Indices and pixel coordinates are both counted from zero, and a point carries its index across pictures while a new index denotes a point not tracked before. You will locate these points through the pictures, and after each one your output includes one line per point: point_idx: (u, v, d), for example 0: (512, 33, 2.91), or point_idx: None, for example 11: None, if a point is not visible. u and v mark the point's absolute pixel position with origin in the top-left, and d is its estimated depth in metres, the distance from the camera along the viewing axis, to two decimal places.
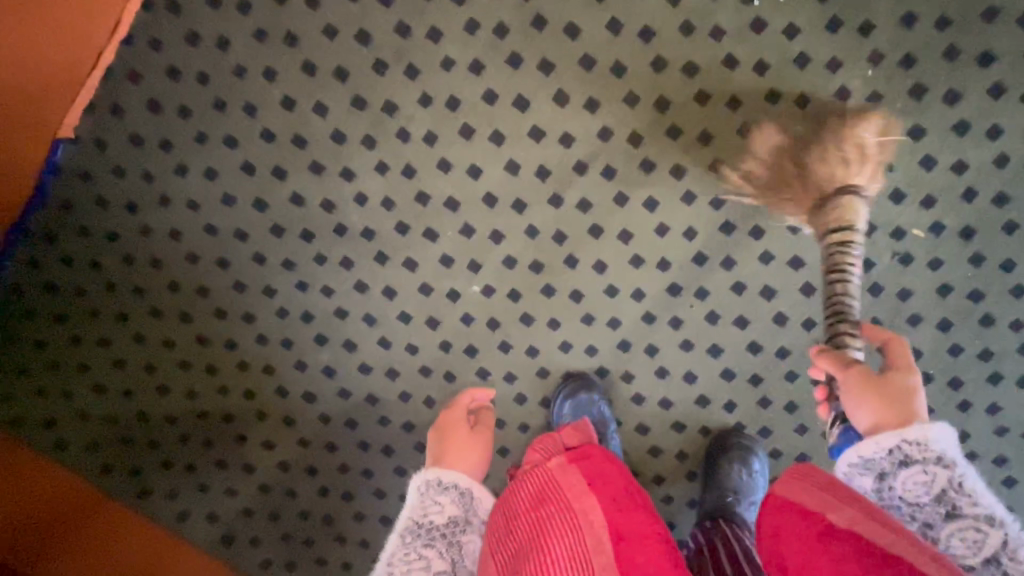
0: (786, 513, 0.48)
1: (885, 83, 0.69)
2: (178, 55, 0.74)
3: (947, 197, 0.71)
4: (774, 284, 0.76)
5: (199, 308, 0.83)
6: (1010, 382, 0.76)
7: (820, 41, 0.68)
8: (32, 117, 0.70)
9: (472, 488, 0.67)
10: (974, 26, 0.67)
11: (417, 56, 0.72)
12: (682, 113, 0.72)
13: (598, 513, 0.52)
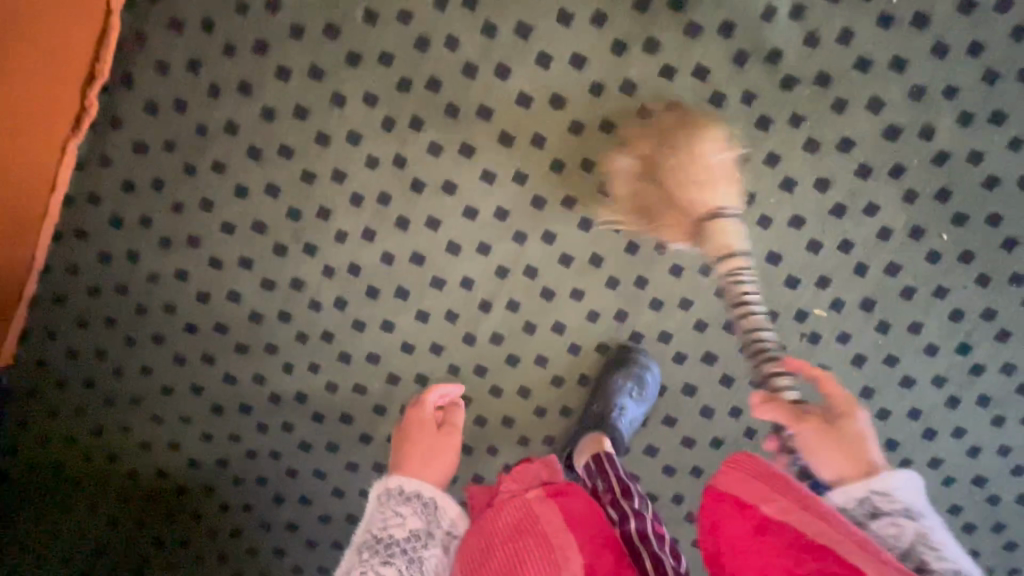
0: (723, 504, 0.74)
1: (719, 154, 1.05)
2: (214, 191, 1.13)
3: (778, 233, 1.12)
4: (671, 326, 1.18)
5: (233, 375, 1.22)
6: (849, 360, 1.19)
7: (668, 146, 1.02)
8: (10, 224, 1.06)
9: (434, 497, 0.88)
10: (772, 135, 1.08)
11: (399, 184, 1.12)
12: (591, 203, 1.12)
13: (575, 552, 0.71)
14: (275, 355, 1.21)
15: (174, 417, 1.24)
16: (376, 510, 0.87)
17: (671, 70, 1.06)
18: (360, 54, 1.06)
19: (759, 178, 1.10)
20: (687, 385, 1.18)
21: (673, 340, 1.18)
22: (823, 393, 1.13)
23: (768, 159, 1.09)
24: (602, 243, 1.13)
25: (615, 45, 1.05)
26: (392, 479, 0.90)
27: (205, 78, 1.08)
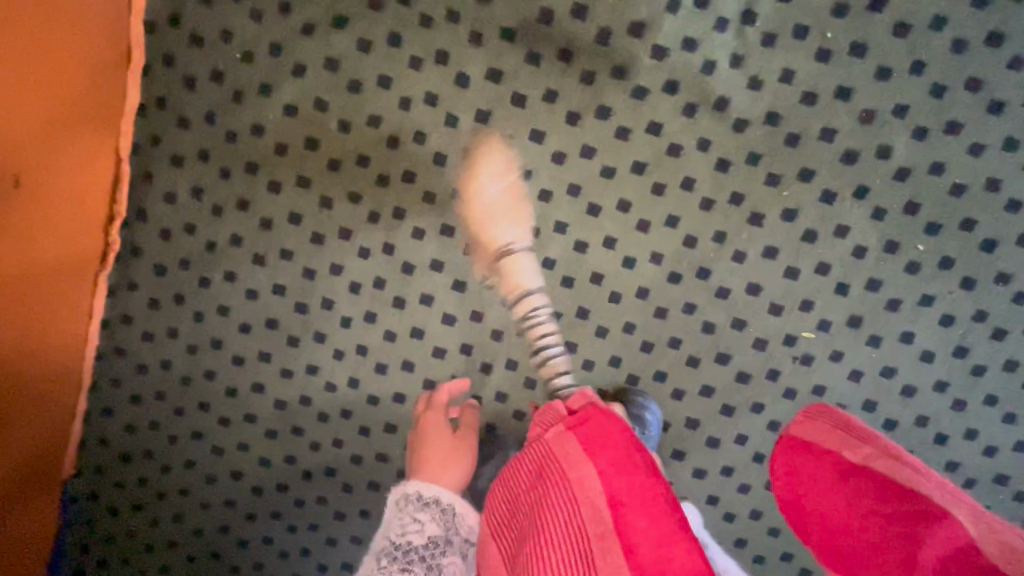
0: (803, 453, 0.52)
1: (800, 123, 0.82)
2: (203, 265, 0.94)
3: (893, 214, 0.83)
4: (759, 337, 0.90)
5: (251, 466, 1.03)
6: (1001, 368, 0.87)
7: (734, 144, 0.83)
8: (58, 332, 0.89)
9: (452, 503, 0.79)
10: (873, 87, 0.80)
11: (414, 217, 0.90)
12: (642, 207, 0.87)
13: (596, 482, 0.54)
14: (302, 438, 1.01)
15: (194, 509, 1.05)
16: (392, 517, 0.77)
17: (741, 60, 0.80)
18: (358, 80, 0.85)
19: (867, 137, 0.81)
20: (787, 405, 0.91)
21: (782, 375, 0.90)
22: (955, 409, 0.89)
23: (913, 135, 0.80)
24: (683, 261, 0.88)
25: (679, 49, 0.79)
26: (411, 483, 0.80)
27: (194, 138, 0.88)
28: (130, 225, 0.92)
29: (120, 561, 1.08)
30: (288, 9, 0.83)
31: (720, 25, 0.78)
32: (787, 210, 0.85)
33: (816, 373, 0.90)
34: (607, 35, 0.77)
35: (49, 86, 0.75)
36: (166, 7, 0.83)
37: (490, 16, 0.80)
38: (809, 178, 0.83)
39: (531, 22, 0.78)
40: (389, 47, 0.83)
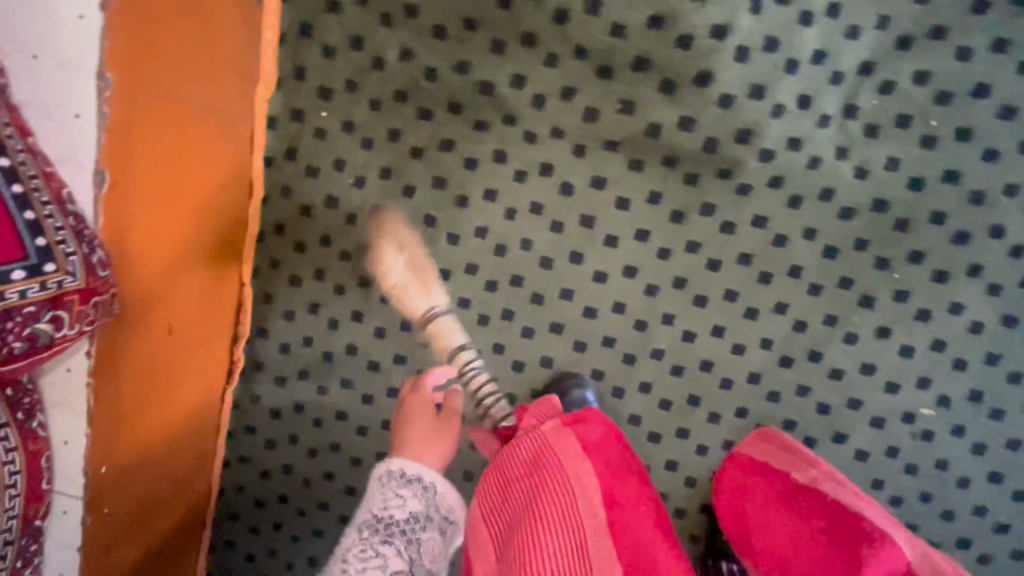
0: (756, 472, 0.69)
1: (907, 209, 0.83)
2: (322, 375, 0.98)
3: (1010, 289, 0.83)
4: (877, 414, 0.90)
5: None
6: None
7: (841, 232, 0.85)
8: (198, 447, 0.96)
9: (434, 481, 0.78)
10: (982, 170, 0.80)
11: (523, 318, 0.93)
12: (750, 296, 0.89)
13: (590, 475, 0.62)
14: None
15: None
16: (373, 492, 0.76)
17: (845, 151, 0.81)
18: (464, 195, 0.89)
19: (977, 218, 0.82)
20: (908, 479, 0.91)
21: (902, 452, 0.90)
22: None
23: None
24: (794, 345, 0.90)
25: (785, 149, 0.81)
26: (394, 460, 0.79)
27: (309, 259, 0.93)
28: (251, 343, 0.96)
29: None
30: (396, 136, 0.86)
31: (823, 122, 0.80)
32: (898, 291, 0.86)
33: (938, 447, 0.89)
34: (713, 143, 0.80)
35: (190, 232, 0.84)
36: (281, 141, 0.87)
37: (596, 130, 0.82)
38: (920, 260, 0.84)
39: (637, 135, 0.81)
40: (495, 162, 0.86)
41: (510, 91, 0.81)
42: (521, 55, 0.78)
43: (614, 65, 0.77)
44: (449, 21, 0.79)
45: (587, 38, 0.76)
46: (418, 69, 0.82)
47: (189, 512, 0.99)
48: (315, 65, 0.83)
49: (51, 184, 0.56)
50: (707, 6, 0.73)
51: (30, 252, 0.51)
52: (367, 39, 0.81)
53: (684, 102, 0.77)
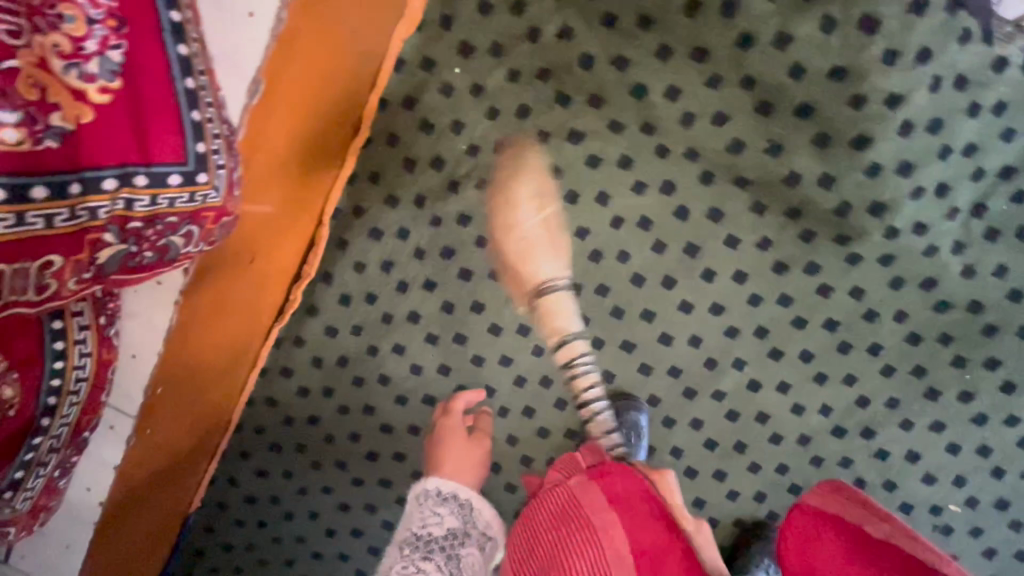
0: (821, 523, 0.50)
1: (1000, 317, 0.84)
2: (376, 335, 0.93)
3: None
4: (906, 499, 0.93)
5: (371, 527, 1.02)
6: None
7: (931, 322, 0.86)
8: (223, 373, 0.90)
9: (470, 498, 0.77)
10: None
11: (598, 328, 0.91)
12: (825, 362, 0.89)
13: (620, 535, 0.57)
14: None
15: (307, 558, 1.05)
16: (410, 512, 0.75)
17: (962, 247, 0.82)
18: (576, 191, 0.85)
19: None
20: None
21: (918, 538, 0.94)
22: None
23: None
24: (850, 418, 0.91)
25: (908, 231, 0.80)
26: (430, 478, 0.78)
27: (396, 216, 0.88)
28: (312, 286, 0.91)
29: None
30: (525, 113, 0.81)
31: (951, 214, 0.80)
32: (964, 391, 0.88)
33: (952, 542, 0.94)
34: (845, 208, 0.79)
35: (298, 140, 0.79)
36: (403, 88, 0.82)
37: (733, 163, 0.79)
38: (993, 368, 0.86)
39: (774, 180, 0.79)
40: (618, 167, 0.83)
41: (661, 102, 0.77)
42: (685, 67, 0.75)
43: (777, 104, 0.74)
44: (622, 12, 0.74)
45: (761, 71, 0.72)
46: (574, 51, 0.77)
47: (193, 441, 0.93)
48: (467, 18, 0.78)
49: (215, 84, 0.48)
50: (894, 71, 0.70)
51: (191, 160, 0.44)
52: (530, 6, 0.76)
53: (833, 161, 0.76)
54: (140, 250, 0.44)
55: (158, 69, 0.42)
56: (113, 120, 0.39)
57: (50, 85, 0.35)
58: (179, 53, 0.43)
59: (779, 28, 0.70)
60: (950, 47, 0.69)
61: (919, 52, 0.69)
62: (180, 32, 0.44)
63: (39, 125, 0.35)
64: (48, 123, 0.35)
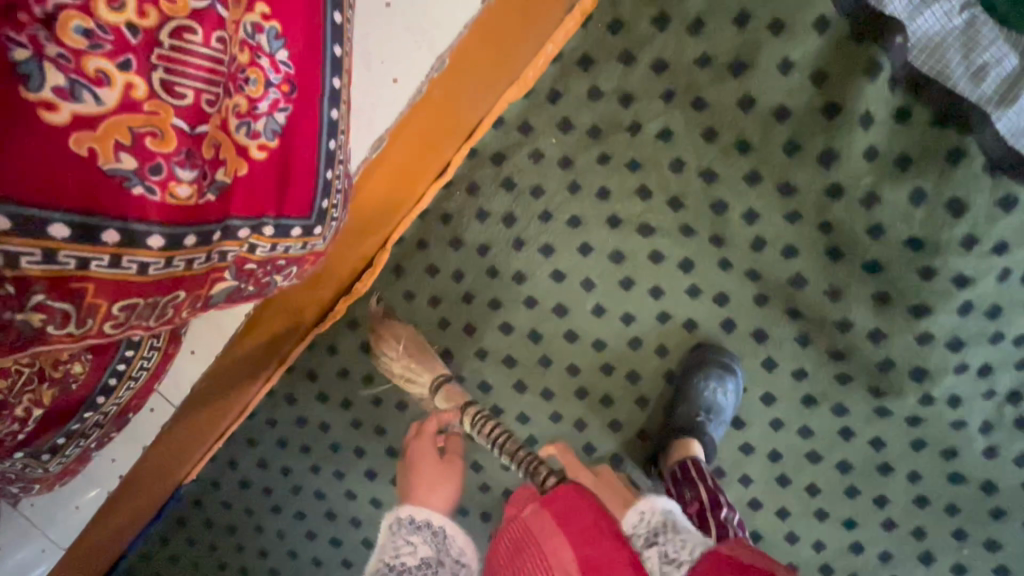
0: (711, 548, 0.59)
1: (1010, 502, 0.85)
2: (406, 362, 0.96)
3: None
4: None
5: (351, 541, 1.03)
6: None
7: (942, 489, 0.87)
8: (263, 358, 0.94)
9: (445, 526, 0.68)
10: None
11: (620, 412, 0.93)
12: (830, 500, 0.90)
13: None
14: None
15: (281, 555, 1.06)
16: (383, 540, 0.68)
17: (990, 427, 0.83)
18: (633, 279, 0.87)
19: None
20: None
21: None
22: None
23: None
24: (841, 559, 0.92)
25: (942, 401, 0.82)
26: (405, 507, 0.70)
27: (457, 258, 0.91)
28: (359, 302, 0.95)
29: (189, 567, 1.10)
30: (605, 195, 0.84)
31: (987, 394, 0.81)
32: (958, 563, 0.88)
33: None
34: (888, 364, 0.80)
35: (396, 180, 0.82)
36: (495, 144, 0.86)
37: (792, 294, 0.81)
38: (991, 549, 0.87)
39: (827, 321, 0.81)
40: (678, 267, 0.85)
41: (738, 222, 0.79)
42: (770, 196, 0.76)
43: (848, 253, 0.76)
44: (724, 129, 0.75)
45: (842, 221, 0.74)
46: (667, 154, 0.79)
47: (219, 415, 0.98)
48: (575, 98, 0.81)
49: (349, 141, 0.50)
50: (969, 255, 0.72)
51: (314, 214, 0.47)
52: (638, 101, 0.78)
53: (888, 318, 0.77)
54: (246, 286, 0.47)
55: (310, 131, 0.44)
56: (262, 173, 0.42)
57: (222, 143, 0.38)
58: (330, 117, 0.46)
59: (869, 187, 0.72)
60: None
61: (996, 243, 0.71)
62: (337, 98, 0.47)
63: (208, 181, 0.37)
64: (214, 178, 0.37)
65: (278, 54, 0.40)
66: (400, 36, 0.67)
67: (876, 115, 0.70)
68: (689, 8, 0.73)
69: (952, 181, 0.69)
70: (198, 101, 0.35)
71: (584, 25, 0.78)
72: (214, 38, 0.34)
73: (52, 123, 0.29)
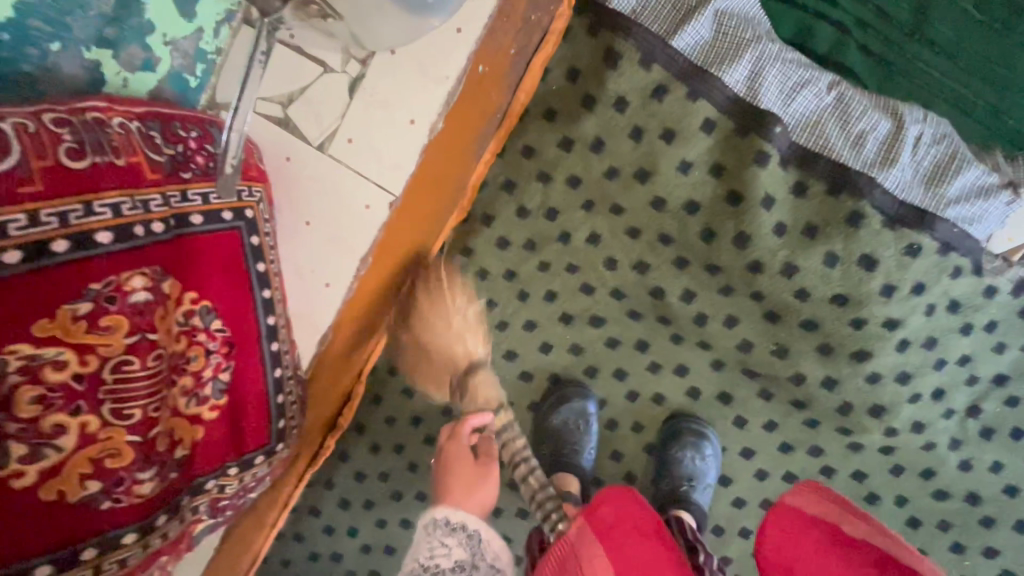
0: (803, 524, 0.53)
1: (996, 509, 0.88)
2: (401, 481, 0.99)
3: None
4: None
5: None
6: None
7: (931, 508, 0.90)
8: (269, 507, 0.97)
9: (479, 529, 0.68)
10: None
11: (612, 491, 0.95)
12: None
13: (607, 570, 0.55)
14: None
15: None
16: (418, 541, 0.68)
17: (958, 443, 0.87)
18: (596, 366, 0.91)
19: None
20: None
21: None
22: None
23: None
24: None
25: (907, 429, 0.86)
26: (437, 508, 0.70)
27: None
28: (346, 434, 0.99)
29: None
30: (552, 297, 0.89)
31: (947, 414, 0.85)
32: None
33: None
34: (848, 406, 0.85)
35: (359, 331, 0.90)
36: None
37: (743, 358, 0.86)
38: (991, 556, 0.90)
39: (780, 377, 0.85)
40: (635, 349, 0.89)
41: (677, 302, 0.85)
42: (701, 276, 0.82)
43: (783, 316, 0.81)
44: (645, 227, 0.82)
45: (770, 289, 0.80)
46: (600, 255, 0.85)
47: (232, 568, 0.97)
48: (506, 219, 0.87)
49: (293, 354, 0.58)
50: (891, 302, 0.77)
51: (272, 436, 0.55)
52: (562, 214, 0.84)
53: (835, 366, 0.82)
54: (223, 512, 0.54)
55: (254, 369, 0.52)
56: (218, 426, 0.48)
57: (178, 425, 0.44)
58: (272, 350, 0.54)
59: (785, 259, 0.78)
60: (942, 280, 0.77)
61: (914, 285, 0.77)
62: (274, 332, 0.54)
63: (168, 464, 0.43)
64: (175, 455, 0.44)
65: (212, 324, 0.46)
66: (327, 256, 0.83)
67: (775, 195, 0.76)
68: (587, 130, 0.79)
69: (859, 241, 0.75)
70: (145, 415, 0.40)
71: (501, 155, 0.85)
72: (150, 358, 0.40)
73: (21, 486, 0.34)
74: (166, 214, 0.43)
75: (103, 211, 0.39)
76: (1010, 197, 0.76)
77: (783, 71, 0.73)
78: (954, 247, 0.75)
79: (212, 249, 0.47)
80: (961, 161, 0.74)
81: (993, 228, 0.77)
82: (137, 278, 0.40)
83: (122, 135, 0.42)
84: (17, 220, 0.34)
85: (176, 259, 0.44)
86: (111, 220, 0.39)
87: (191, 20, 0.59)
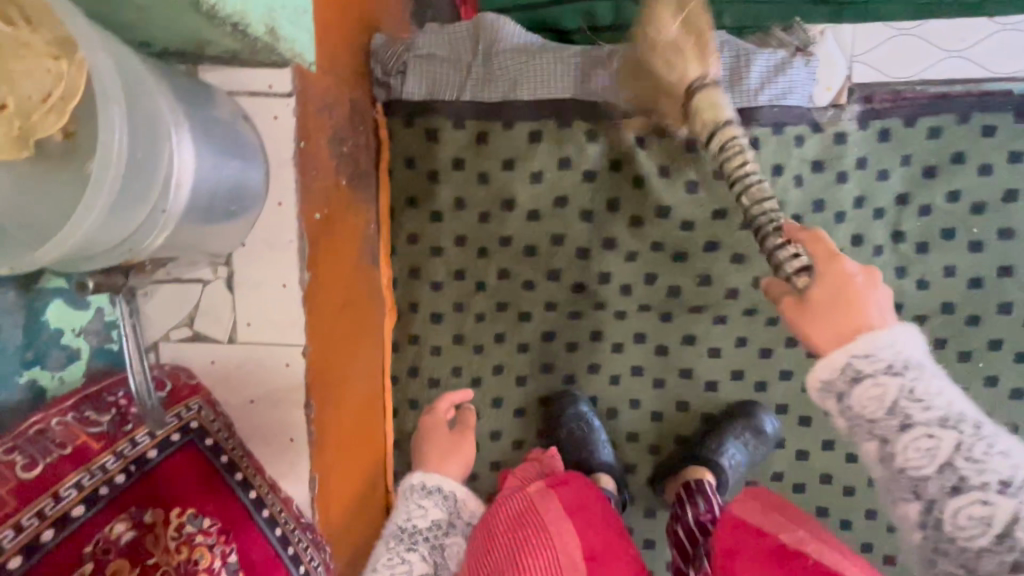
0: (740, 531, 0.60)
1: (976, 304, 0.91)
2: None
3: None
4: None
5: None
6: None
7: (921, 334, 0.92)
8: None
9: (454, 490, 0.82)
10: None
11: (647, 468, 0.99)
12: None
13: (574, 539, 0.67)
14: None
15: None
16: (399, 504, 0.81)
17: (904, 269, 0.91)
18: (571, 372, 0.98)
19: None
20: None
21: None
22: None
23: None
24: None
25: None
26: (417, 475, 0.83)
27: None
28: None
29: None
30: (502, 336, 0.97)
31: (877, 251, 0.90)
32: (987, 377, 0.92)
33: None
34: None
35: (366, 470, 0.91)
36: (403, 363, 0.98)
37: (679, 300, 0.92)
38: (999, 347, 0.91)
39: (718, 299, 0.91)
40: (591, 340, 0.96)
41: (598, 285, 0.93)
42: (603, 254, 0.91)
43: (686, 251, 0.89)
44: (537, 244, 0.91)
45: (662, 235, 0.89)
46: (517, 283, 0.94)
47: None
48: (427, 297, 0.95)
49: (283, 507, 0.69)
50: None
51: None
52: (469, 269, 0.94)
53: (755, 265, 0.89)
54: None
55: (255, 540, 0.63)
56: None
57: None
58: (264, 516, 0.65)
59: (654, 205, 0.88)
60: (791, 152, 0.86)
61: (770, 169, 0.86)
62: (261, 501, 0.66)
63: None
64: None
65: (203, 523, 0.59)
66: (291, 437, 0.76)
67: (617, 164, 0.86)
68: (445, 197, 0.91)
69: (704, 161, 0.86)
70: None
71: (396, 252, 0.94)
72: None
73: None
74: (122, 465, 0.58)
75: (70, 491, 0.54)
76: (806, 58, 0.84)
77: (565, 70, 0.85)
78: (784, 122, 0.85)
79: (175, 468, 0.61)
80: (748, 55, 0.84)
81: (809, 88, 0.86)
82: (118, 524, 0.55)
83: (63, 430, 0.58)
84: (7, 534, 0.49)
85: (147, 490, 0.59)
86: (77, 495, 0.54)
87: (87, 307, 0.67)
